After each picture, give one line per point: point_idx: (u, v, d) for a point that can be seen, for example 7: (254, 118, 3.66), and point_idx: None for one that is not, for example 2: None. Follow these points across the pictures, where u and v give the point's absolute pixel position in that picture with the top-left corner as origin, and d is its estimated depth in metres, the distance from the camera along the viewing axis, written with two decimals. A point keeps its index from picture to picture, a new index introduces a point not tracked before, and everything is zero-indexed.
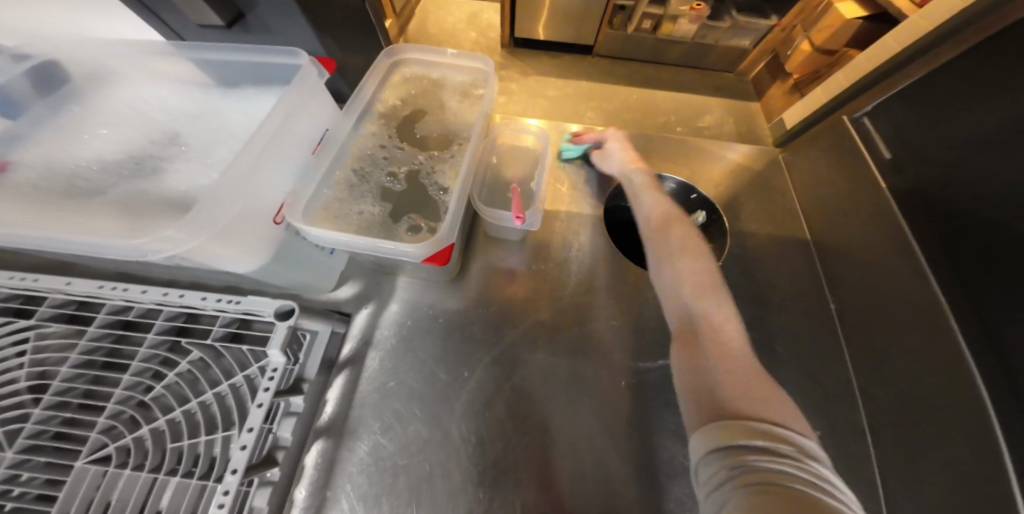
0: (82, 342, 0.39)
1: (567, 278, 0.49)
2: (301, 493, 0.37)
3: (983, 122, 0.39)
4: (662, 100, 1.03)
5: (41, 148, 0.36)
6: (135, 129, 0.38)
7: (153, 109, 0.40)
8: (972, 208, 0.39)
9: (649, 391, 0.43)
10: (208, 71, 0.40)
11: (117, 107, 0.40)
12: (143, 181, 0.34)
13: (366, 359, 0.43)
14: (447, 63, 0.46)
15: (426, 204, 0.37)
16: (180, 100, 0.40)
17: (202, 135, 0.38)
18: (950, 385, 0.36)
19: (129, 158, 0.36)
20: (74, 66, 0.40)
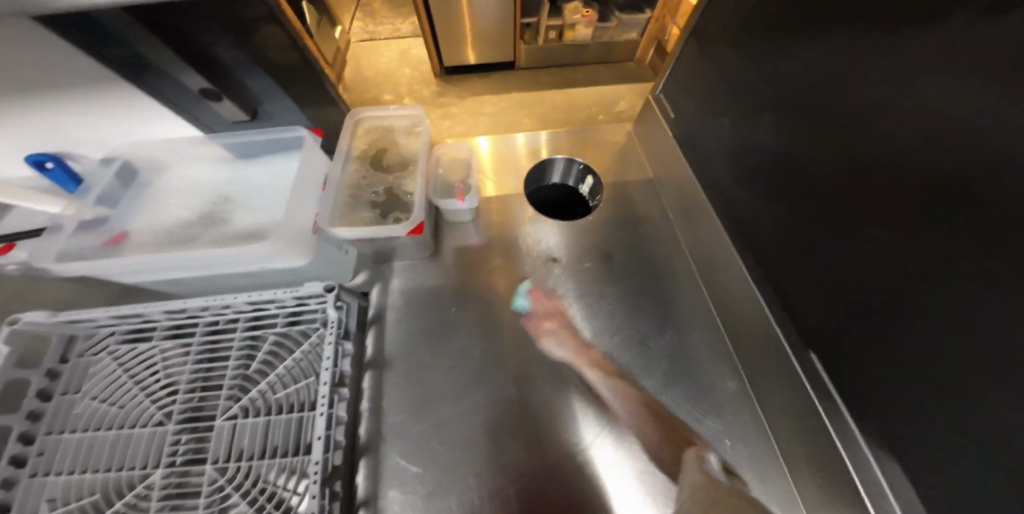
0: (193, 348, 0.58)
1: (510, 237, 0.71)
2: (365, 404, 0.57)
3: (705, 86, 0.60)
4: (576, 96, 1.28)
5: (142, 218, 0.55)
6: (195, 195, 0.58)
7: (201, 181, 0.59)
8: (717, 143, 0.58)
9: (575, 295, 0.65)
10: (231, 149, 0.60)
11: (178, 186, 0.58)
12: (218, 225, 0.54)
13: (386, 317, 0.64)
14: (391, 115, 0.68)
15: (401, 204, 0.59)
16: (221, 172, 0.60)
17: (242, 191, 0.58)
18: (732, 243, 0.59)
19: (203, 214, 0.56)
20: (139, 161, 0.58)
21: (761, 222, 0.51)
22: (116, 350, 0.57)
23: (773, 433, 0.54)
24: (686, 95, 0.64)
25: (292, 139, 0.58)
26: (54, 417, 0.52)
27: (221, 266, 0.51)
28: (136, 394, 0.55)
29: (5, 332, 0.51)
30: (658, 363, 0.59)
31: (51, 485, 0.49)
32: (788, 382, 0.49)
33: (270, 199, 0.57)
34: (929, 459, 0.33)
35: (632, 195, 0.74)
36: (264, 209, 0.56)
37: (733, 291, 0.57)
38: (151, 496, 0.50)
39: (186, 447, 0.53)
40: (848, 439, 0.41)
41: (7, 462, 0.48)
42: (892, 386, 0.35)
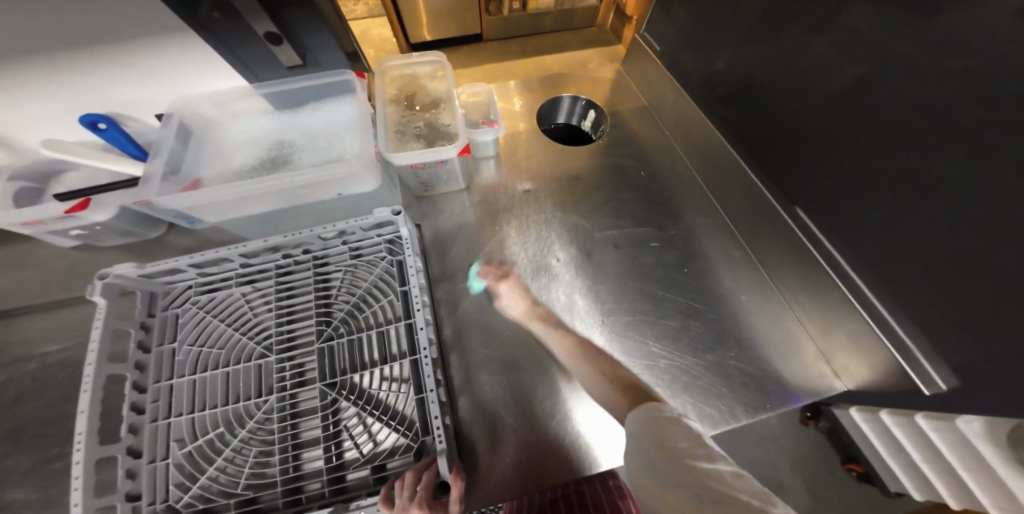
0: (272, 288, 0.62)
1: (534, 167, 0.80)
2: (442, 313, 0.65)
3: (683, 19, 0.70)
4: (547, 62, 1.36)
5: (213, 169, 0.59)
6: (255, 145, 0.62)
7: (256, 132, 0.63)
8: (707, 65, 0.68)
9: (597, 210, 0.75)
10: (279, 99, 0.63)
11: (232, 137, 0.63)
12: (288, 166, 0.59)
13: (441, 243, 0.71)
14: (413, 62, 0.70)
15: (444, 134, 0.64)
16: (271, 122, 0.64)
17: (298, 137, 0.63)
18: (714, 149, 0.72)
19: (270, 160, 0.60)
20: (193, 118, 0.61)
21: (743, 119, 0.64)
22: (198, 300, 0.60)
23: (772, 280, 0.69)
24: (672, 32, 0.75)
25: (338, 83, 0.63)
26: (159, 367, 0.56)
27: (300, 193, 0.57)
28: (229, 333, 0.59)
29: (98, 285, 0.53)
30: (675, 248, 0.72)
31: (175, 427, 0.52)
32: (781, 236, 0.63)
33: (329, 139, 0.62)
34: (889, 254, 0.47)
35: (629, 123, 0.85)
36: (326, 148, 0.61)
37: (728, 182, 0.71)
38: (271, 418, 0.55)
39: (291, 374, 0.59)
40: (830, 259, 0.55)
41: (130, 407, 0.52)
42: (862, 210, 0.49)
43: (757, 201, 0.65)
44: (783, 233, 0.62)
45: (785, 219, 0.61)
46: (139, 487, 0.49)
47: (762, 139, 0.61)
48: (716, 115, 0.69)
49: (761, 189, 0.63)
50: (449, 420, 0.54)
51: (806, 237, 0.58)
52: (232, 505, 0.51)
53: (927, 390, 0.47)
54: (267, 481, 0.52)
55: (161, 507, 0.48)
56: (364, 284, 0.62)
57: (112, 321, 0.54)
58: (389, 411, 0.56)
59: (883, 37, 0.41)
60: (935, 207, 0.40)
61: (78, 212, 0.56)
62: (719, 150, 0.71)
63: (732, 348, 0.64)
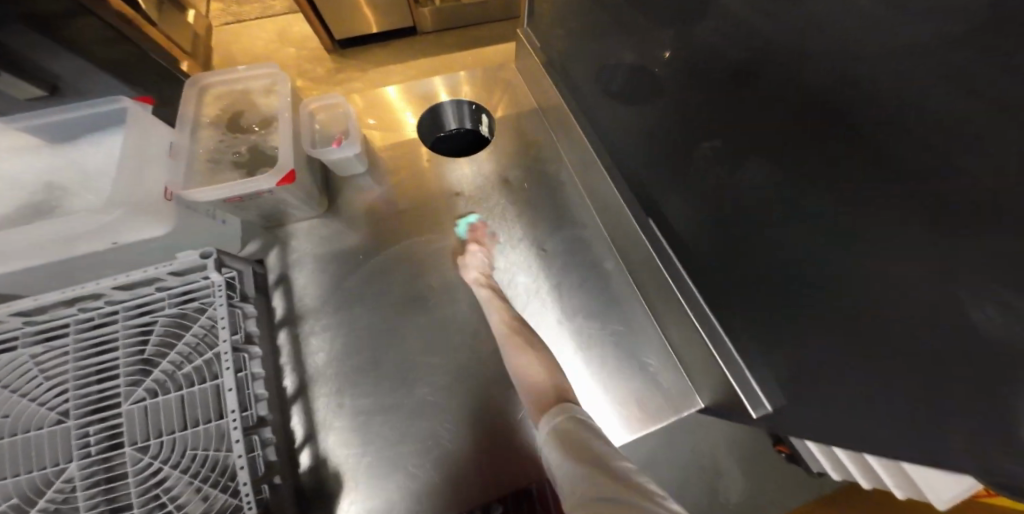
0: (72, 343, 0.52)
1: (405, 184, 0.74)
2: (285, 358, 0.61)
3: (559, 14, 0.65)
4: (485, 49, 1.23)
5: None
6: (23, 189, 0.54)
7: (26, 172, 0.55)
8: (584, 66, 0.63)
9: (473, 227, 0.70)
10: (45, 132, 0.55)
11: (0, 179, 0.54)
12: (59, 214, 0.52)
13: (292, 278, 0.65)
14: (244, 75, 0.62)
15: (267, 160, 0.58)
16: (43, 160, 0.55)
17: (76, 175, 0.55)
18: (587, 158, 0.67)
19: (40, 205, 0.53)
20: None
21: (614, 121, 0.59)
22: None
23: (639, 296, 0.65)
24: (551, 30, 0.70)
25: (113, 112, 0.54)
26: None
27: (74, 240, 0.51)
28: (14, 399, 0.49)
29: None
30: (554, 264, 0.68)
31: None
32: (643, 254, 0.58)
33: (103, 179, 0.55)
34: (730, 277, 0.43)
35: (517, 129, 0.80)
36: (101, 189, 0.54)
37: (601, 192, 0.66)
38: (74, 491, 0.46)
39: (99, 438, 0.49)
40: (681, 280, 0.51)
41: None
42: (708, 228, 0.44)
43: (622, 217, 0.61)
44: (643, 250, 0.58)
45: (643, 234, 0.57)
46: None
47: (629, 142, 0.57)
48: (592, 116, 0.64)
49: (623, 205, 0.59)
50: (279, 480, 0.50)
51: (662, 256, 0.53)
52: None
53: (755, 412, 0.43)
54: None
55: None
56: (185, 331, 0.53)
57: None
58: (222, 466, 0.49)
59: (704, 37, 0.36)
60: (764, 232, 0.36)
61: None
62: (591, 161, 0.66)
63: (598, 370, 0.61)
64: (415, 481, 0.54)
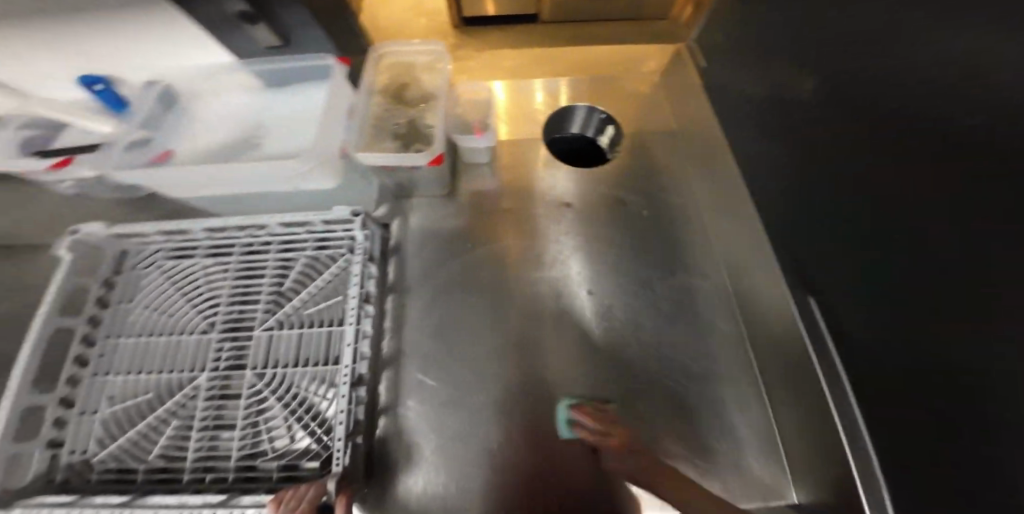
0: (233, 264, 0.60)
1: (524, 181, 0.73)
2: (387, 322, 0.62)
3: (746, 37, 0.57)
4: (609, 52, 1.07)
5: (192, 140, 0.58)
6: (234, 122, 0.60)
7: (240, 108, 0.61)
8: (757, 101, 0.56)
9: (585, 243, 0.67)
10: (261, 77, 0.60)
11: (218, 111, 0.60)
12: (258, 150, 0.57)
13: (406, 248, 0.67)
14: (415, 50, 0.65)
15: (422, 136, 0.58)
16: (255, 100, 0.61)
17: (276, 117, 0.60)
18: (739, 196, 0.59)
19: (244, 139, 0.58)
20: (183, 88, 0.60)
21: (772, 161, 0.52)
22: (164, 264, 0.60)
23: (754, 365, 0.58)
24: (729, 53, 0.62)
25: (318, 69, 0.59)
26: (113, 323, 0.57)
27: (266, 180, 0.55)
28: (183, 303, 0.58)
29: (67, 240, 0.55)
30: (660, 304, 0.63)
31: (110, 385, 0.52)
32: (773, 320, 0.52)
33: (295, 128, 0.58)
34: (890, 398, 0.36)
35: (654, 150, 0.75)
36: (292, 136, 0.57)
37: (740, 240, 0.60)
38: (197, 396, 0.53)
39: (229, 354, 0.56)
40: (817, 367, 0.43)
41: (73, 360, 0.53)
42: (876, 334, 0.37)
43: (764, 276, 0.54)
44: (775, 319, 0.51)
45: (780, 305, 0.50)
46: (63, 436, 0.49)
47: (786, 195, 0.49)
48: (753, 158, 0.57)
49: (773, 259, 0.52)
50: (360, 440, 0.53)
51: (799, 335, 0.46)
52: (140, 470, 0.49)
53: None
54: (180, 456, 0.50)
55: (77, 459, 0.49)
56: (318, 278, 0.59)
57: (72, 277, 0.55)
58: (313, 413, 0.54)
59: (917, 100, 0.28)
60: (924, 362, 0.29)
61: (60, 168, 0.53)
62: (743, 202, 0.59)
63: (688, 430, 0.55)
64: (472, 480, 0.54)
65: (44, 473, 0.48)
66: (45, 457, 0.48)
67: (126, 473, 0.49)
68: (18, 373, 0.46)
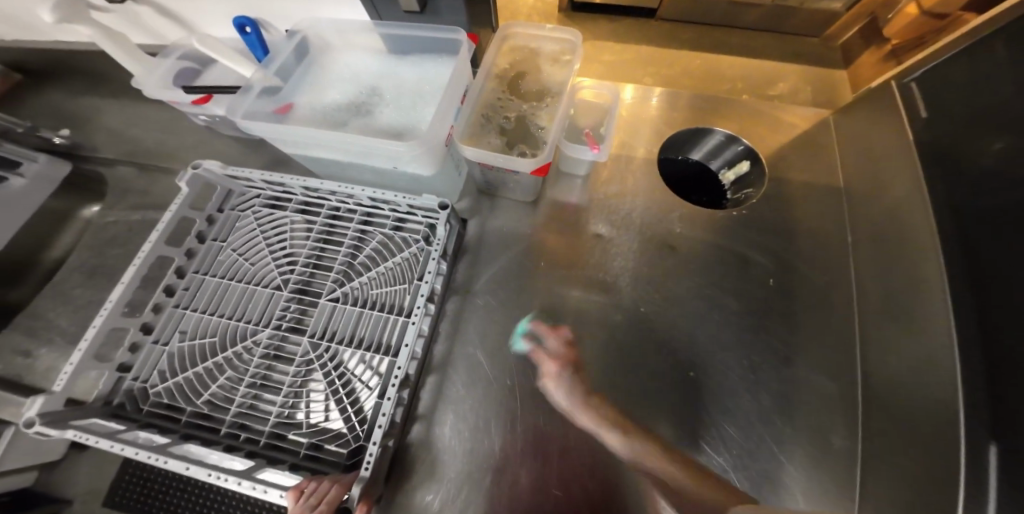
0: (317, 227, 0.60)
1: (623, 206, 0.63)
2: (443, 325, 0.58)
3: (992, 93, 0.42)
4: (737, 67, 0.87)
5: (308, 96, 0.53)
6: (352, 84, 0.54)
7: (361, 70, 0.55)
8: (991, 185, 0.40)
9: (679, 295, 0.57)
10: (388, 42, 0.54)
11: (340, 70, 0.55)
12: (367, 119, 0.51)
13: (478, 249, 0.62)
14: (544, 35, 0.57)
15: (530, 137, 0.51)
16: (377, 65, 0.55)
17: (393, 87, 0.53)
18: (925, 299, 0.44)
19: (355, 105, 0.52)
20: (315, 40, 0.55)
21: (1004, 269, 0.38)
22: (259, 211, 0.61)
23: (862, 508, 0.45)
24: (954, 105, 0.46)
25: (446, 42, 0.51)
26: (204, 258, 0.59)
27: (365, 156, 0.49)
28: (265, 254, 0.59)
29: (188, 174, 0.55)
30: (759, 395, 0.51)
31: (185, 321, 0.56)
32: (935, 470, 0.39)
33: (416, 101, 0.52)
34: None
35: (795, 203, 0.61)
36: (411, 110, 0.51)
37: (911, 352, 0.45)
38: (254, 351, 0.55)
39: (292, 315, 0.57)
40: None
41: (163, 288, 0.56)
42: None
43: (934, 416, 0.40)
44: (942, 470, 0.38)
45: (959, 457, 0.37)
46: (132, 361, 0.54)
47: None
48: (960, 257, 0.42)
49: (960, 401, 0.38)
50: (390, 444, 0.50)
51: None
52: (186, 411, 0.53)
53: None
54: (224, 407, 0.53)
55: (138, 386, 0.53)
56: (389, 260, 0.56)
57: (187, 207, 0.57)
58: (353, 398, 0.53)
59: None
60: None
61: (201, 105, 0.55)
62: (927, 310, 0.44)
63: None
64: None
65: (104, 394, 0.52)
66: (113, 377, 0.52)
67: (173, 412, 0.53)
68: (113, 295, 0.51)
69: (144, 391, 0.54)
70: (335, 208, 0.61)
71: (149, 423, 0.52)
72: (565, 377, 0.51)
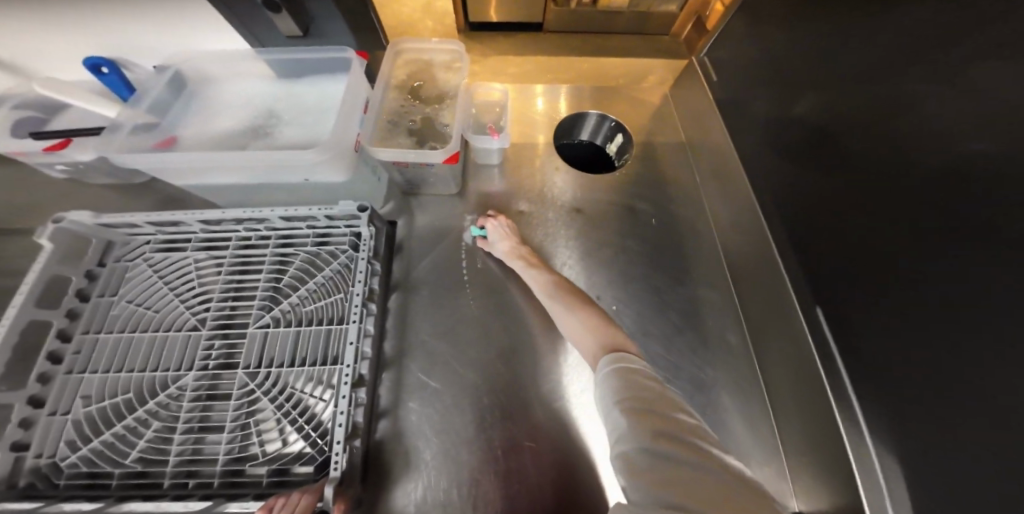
0: (228, 258, 0.58)
1: (536, 185, 0.72)
2: (389, 324, 0.60)
3: (757, 58, 0.59)
4: (612, 64, 1.05)
5: (197, 126, 0.53)
6: (245, 109, 0.55)
7: (253, 96, 0.56)
8: (770, 121, 0.57)
9: (594, 250, 0.67)
10: (275, 67, 0.56)
11: (228, 98, 0.55)
12: (268, 138, 0.52)
13: (411, 249, 0.65)
14: (432, 48, 0.64)
15: (437, 134, 0.57)
16: (270, 89, 0.56)
17: (289, 107, 0.55)
18: (749, 212, 0.60)
19: (252, 128, 0.53)
20: (191, 72, 0.55)
21: (785, 174, 0.54)
22: (151, 257, 0.58)
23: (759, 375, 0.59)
24: (738, 70, 0.64)
25: (335, 61, 0.55)
26: (93, 317, 0.54)
27: (273, 172, 0.50)
28: (170, 298, 0.56)
29: (50, 228, 0.51)
30: (668, 313, 0.63)
31: (87, 383, 0.51)
32: (788, 326, 0.52)
33: (317, 117, 0.54)
34: (895, 413, 0.37)
35: (663, 161, 0.76)
36: (312, 125, 0.53)
37: (754, 251, 0.59)
38: (183, 396, 0.52)
39: (219, 352, 0.55)
40: (833, 374, 0.44)
41: (46, 355, 0.50)
42: (877, 351, 0.39)
43: (777, 289, 0.54)
44: (790, 324, 0.52)
45: (797, 311, 0.50)
46: (29, 437, 0.47)
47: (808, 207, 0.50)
48: (761, 175, 0.58)
49: (784, 274, 0.53)
50: (358, 444, 0.50)
51: (813, 337, 0.47)
52: (116, 474, 0.48)
53: None
54: (160, 459, 0.49)
55: (44, 462, 0.47)
56: (317, 276, 0.57)
57: (56, 264, 0.52)
58: (308, 415, 0.52)
59: (1011, 95, 0.29)
60: (999, 345, 0.29)
61: (59, 151, 0.51)
62: (754, 219, 0.59)
63: None
64: (475, 487, 0.52)
65: (5, 477, 0.45)
66: (9, 460, 0.45)
67: (98, 479, 0.48)
68: None
69: (55, 466, 0.48)
70: (246, 237, 0.60)
71: (72, 496, 0.46)
72: (496, 230, 0.63)
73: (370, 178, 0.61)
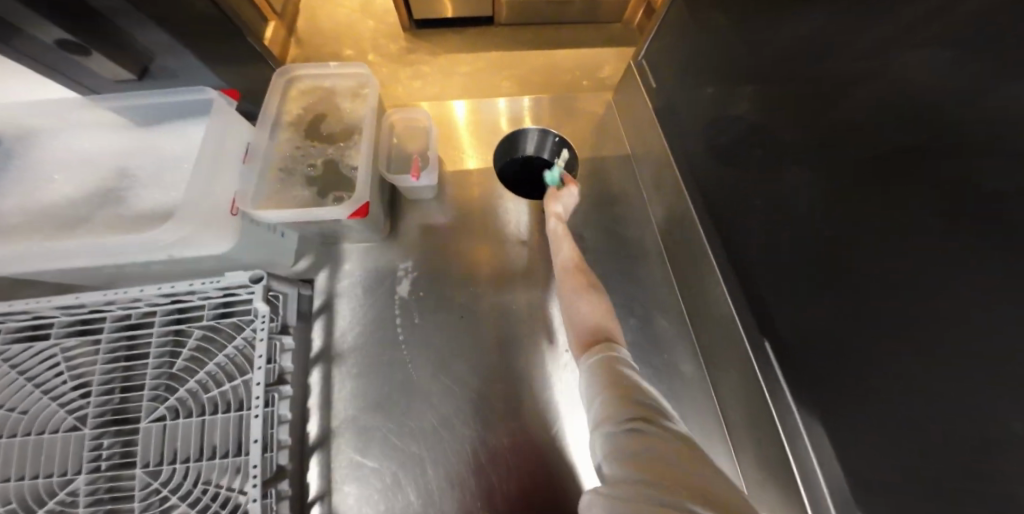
0: (102, 346, 0.49)
1: (474, 217, 0.66)
2: (313, 399, 0.54)
3: (692, 65, 0.54)
4: (568, 58, 0.97)
5: (15, 198, 0.42)
6: (84, 170, 0.45)
7: (93, 152, 0.46)
8: (708, 135, 0.52)
9: (541, 285, 0.62)
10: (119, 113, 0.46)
11: (55, 158, 0.45)
12: (114, 206, 0.43)
13: (336, 305, 0.59)
14: (333, 74, 0.56)
15: (342, 180, 0.50)
16: (115, 141, 0.47)
17: (142, 163, 0.46)
18: (692, 236, 0.56)
19: (92, 193, 0.44)
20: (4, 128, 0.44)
21: (725, 197, 0.49)
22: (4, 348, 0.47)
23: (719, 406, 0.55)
24: (673, 79, 0.59)
25: (193, 103, 0.47)
26: None
27: (125, 252, 0.41)
28: (37, 395, 0.47)
29: None
30: None
31: None
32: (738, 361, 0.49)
33: (176, 174, 0.45)
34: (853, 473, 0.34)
35: (609, 176, 0.71)
36: (171, 185, 0.44)
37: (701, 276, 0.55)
38: (77, 502, 0.44)
39: (112, 451, 0.47)
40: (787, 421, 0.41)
41: None
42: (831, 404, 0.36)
43: (725, 320, 0.51)
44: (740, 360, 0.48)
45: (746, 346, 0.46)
46: None
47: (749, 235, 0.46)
48: (700, 194, 0.54)
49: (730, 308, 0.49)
50: None
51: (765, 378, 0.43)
52: None
53: None
54: None
55: None
56: (208, 365, 0.49)
57: None
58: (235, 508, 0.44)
59: None
60: (960, 412, 0.25)
61: None
62: (696, 243, 0.55)
63: None
64: None
65: None
66: None
67: None
68: None
69: None
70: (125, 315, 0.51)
71: None
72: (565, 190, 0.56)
73: (268, 235, 0.54)
